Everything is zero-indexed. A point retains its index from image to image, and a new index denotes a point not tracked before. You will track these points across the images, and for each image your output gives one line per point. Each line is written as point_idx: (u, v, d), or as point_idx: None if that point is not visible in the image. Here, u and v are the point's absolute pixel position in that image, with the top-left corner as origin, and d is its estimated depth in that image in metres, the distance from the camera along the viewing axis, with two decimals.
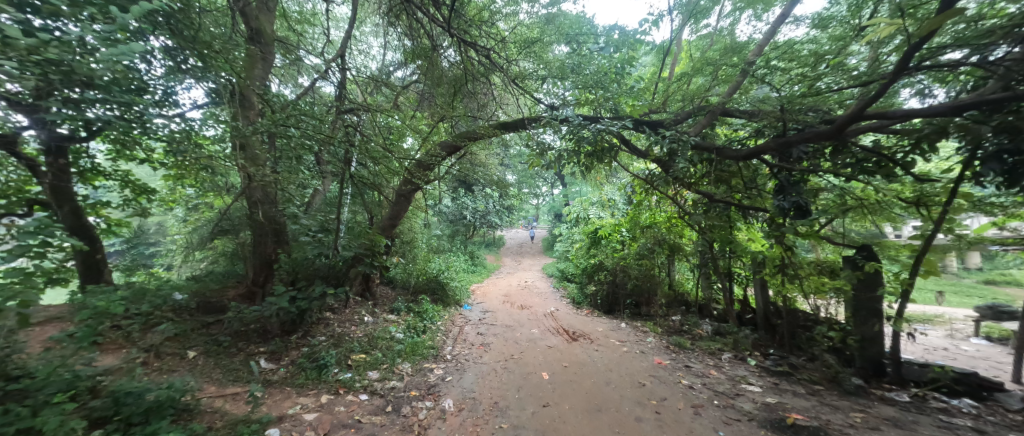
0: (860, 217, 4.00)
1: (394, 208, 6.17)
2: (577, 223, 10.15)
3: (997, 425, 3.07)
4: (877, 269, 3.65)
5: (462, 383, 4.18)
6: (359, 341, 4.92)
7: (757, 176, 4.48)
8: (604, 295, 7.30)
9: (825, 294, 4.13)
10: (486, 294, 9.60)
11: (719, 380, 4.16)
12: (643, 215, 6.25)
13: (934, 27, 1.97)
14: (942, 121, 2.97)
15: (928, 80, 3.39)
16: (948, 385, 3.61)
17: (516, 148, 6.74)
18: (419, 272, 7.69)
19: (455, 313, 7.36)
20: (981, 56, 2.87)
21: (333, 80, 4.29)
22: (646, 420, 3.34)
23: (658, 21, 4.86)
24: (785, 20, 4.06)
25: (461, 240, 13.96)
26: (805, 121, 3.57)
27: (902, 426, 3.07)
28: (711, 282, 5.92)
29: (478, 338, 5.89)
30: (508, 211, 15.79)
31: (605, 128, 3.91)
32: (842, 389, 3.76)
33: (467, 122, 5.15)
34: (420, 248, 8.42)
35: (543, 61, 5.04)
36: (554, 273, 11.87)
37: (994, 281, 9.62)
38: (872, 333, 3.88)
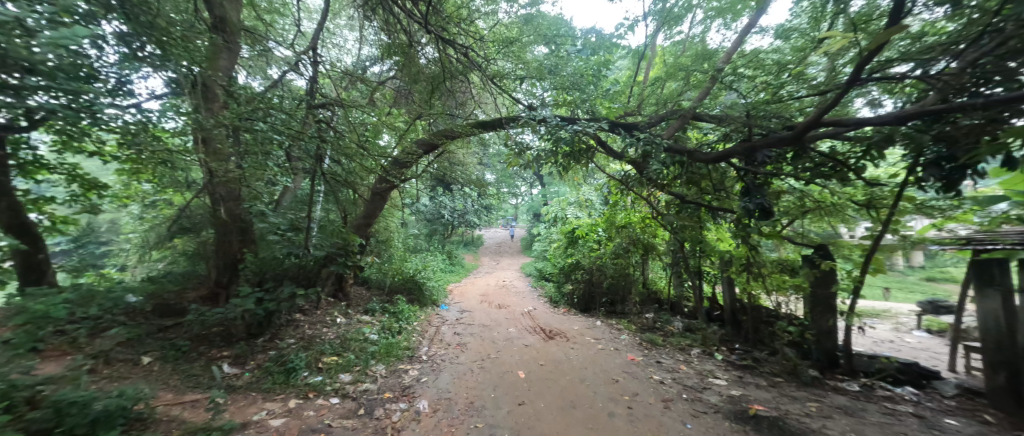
0: (818, 218, 4.26)
1: (369, 207, 6.04)
2: (555, 224, 10.26)
3: (935, 410, 3.35)
4: (832, 267, 3.90)
5: (437, 384, 4.14)
6: (331, 343, 4.79)
7: (725, 179, 4.66)
8: (581, 294, 7.45)
9: (785, 291, 4.35)
10: (464, 293, 9.57)
11: (688, 374, 4.33)
12: (618, 215, 6.42)
13: (879, 43, 2.12)
14: (889, 130, 3.21)
15: (879, 91, 3.65)
16: (892, 375, 3.91)
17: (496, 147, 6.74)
18: (394, 272, 7.55)
19: (432, 313, 7.29)
20: (923, 70, 3.13)
21: (305, 74, 4.14)
22: (618, 415, 3.43)
23: (634, 26, 4.96)
24: (751, 30, 4.26)
25: (438, 240, 13.85)
26: (768, 126, 3.76)
27: (852, 414, 3.31)
28: (683, 280, 6.12)
29: (455, 338, 5.86)
30: (487, 211, 15.76)
31: (582, 129, 3.99)
32: (800, 380, 3.99)
33: (446, 121, 5.12)
34: (397, 248, 8.28)
35: (522, 61, 4.98)
36: (532, 272, 11.97)
37: (935, 278, 10.43)
38: (827, 326, 4.14)
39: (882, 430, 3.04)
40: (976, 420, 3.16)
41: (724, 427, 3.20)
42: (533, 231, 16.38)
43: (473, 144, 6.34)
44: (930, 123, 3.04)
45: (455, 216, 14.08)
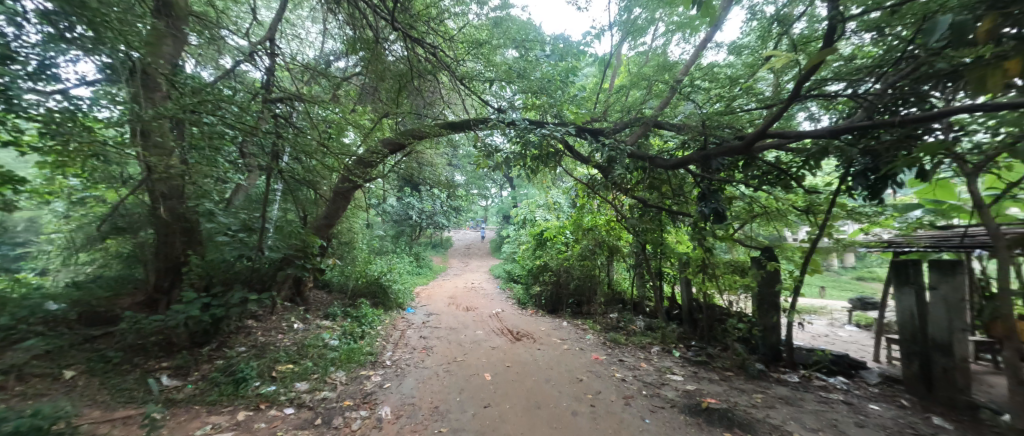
0: (765, 223, 4.59)
1: (331, 207, 5.84)
2: (524, 226, 10.36)
3: (861, 397, 3.72)
4: (777, 268, 4.25)
5: (401, 390, 4.04)
6: (286, 351, 4.55)
7: (684, 184, 4.91)
8: (549, 295, 7.57)
9: (736, 290, 4.68)
10: (431, 296, 9.41)
11: (647, 371, 4.51)
12: (585, 218, 6.63)
13: (815, 61, 2.34)
14: (825, 143, 3.53)
15: (817, 107, 4.00)
16: (826, 366, 4.29)
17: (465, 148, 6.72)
18: (358, 274, 7.30)
19: (398, 316, 7.10)
20: (854, 90, 3.46)
21: (261, 67, 3.92)
22: (581, 414, 3.50)
23: (601, 35, 5.12)
24: (707, 44, 4.53)
25: (406, 242, 13.55)
26: (721, 136, 4.01)
27: (792, 403, 3.60)
28: (645, 281, 6.35)
29: (420, 342, 5.74)
30: (456, 212, 15.60)
31: (550, 134, 4.06)
32: (748, 373, 4.28)
33: (413, 120, 5.04)
34: (361, 250, 8.00)
35: (491, 63, 4.98)
36: (501, 274, 12.00)
37: (863, 277, 11.59)
38: (772, 323, 4.47)
39: (817, 417, 3.33)
40: (894, 405, 3.56)
41: (679, 421, 3.37)
42: (502, 233, 16.42)
43: (443, 144, 6.27)
44: (859, 137, 3.36)
45: (424, 218, 13.82)
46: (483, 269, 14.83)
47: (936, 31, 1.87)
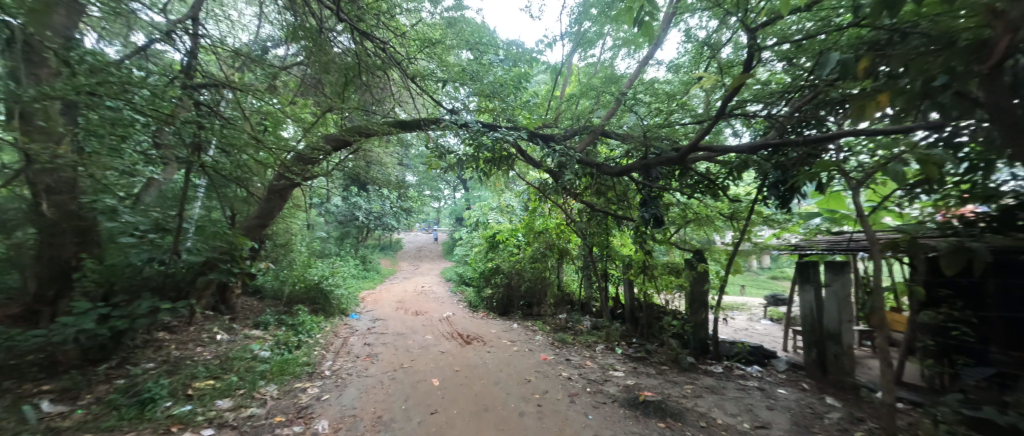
0: (697, 228, 5.04)
1: (264, 206, 5.42)
2: (477, 229, 10.32)
3: (772, 383, 4.21)
4: (706, 269, 4.67)
5: (340, 401, 3.81)
6: (206, 365, 4.08)
7: (628, 191, 5.21)
8: (499, 298, 7.61)
9: (671, 289, 5.08)
10: (378, 301, 9.01)
11: (592, 369, 4.70)
12: (536, 221, 6.81)
13: (737, 83, 2.64)
14: (746, 157, 3.96)
15: (740, 124, 4.47)
16: (745, 357, 4.79)
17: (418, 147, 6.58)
18: (295, 279, 6.78)
19: (340, 323, 6.70)
20: (769, 111, 3.92)
21: (181, 48, 3.51)
22: (528, 414, 3.55)
23: (553, 44, 5.29)
24: (649, 61, 4.89)
25: (351, 244, 12.89)
26: (661, 147, 4.32)
27: (716, 392, 3.98)
28: (592, 282, 6.60)
29: (364, 349, 5.47)
30: (406, 214, 15.14)
31: (502, 137, 4.08)
32: (680, 366, 4.63)
33: (361, 117, 4.84)
34: (300, 253, 7.44)
35: (444, 63, 4.91)
36: (453, 277, 11.84)
37: (777, 277, 13.16)
38: (701, 319, 4.89)
39: (737, 403, 3.71)
40: (797, 388, 4.07)
41: (619, 415, 3.55)
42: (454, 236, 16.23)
43: (393, 144, 6.06)
44: (773, 153, 3.80)
45: (371, 219, 13.23)
46: (434, 272, 14.51)
47: (828, 66, 2.20)
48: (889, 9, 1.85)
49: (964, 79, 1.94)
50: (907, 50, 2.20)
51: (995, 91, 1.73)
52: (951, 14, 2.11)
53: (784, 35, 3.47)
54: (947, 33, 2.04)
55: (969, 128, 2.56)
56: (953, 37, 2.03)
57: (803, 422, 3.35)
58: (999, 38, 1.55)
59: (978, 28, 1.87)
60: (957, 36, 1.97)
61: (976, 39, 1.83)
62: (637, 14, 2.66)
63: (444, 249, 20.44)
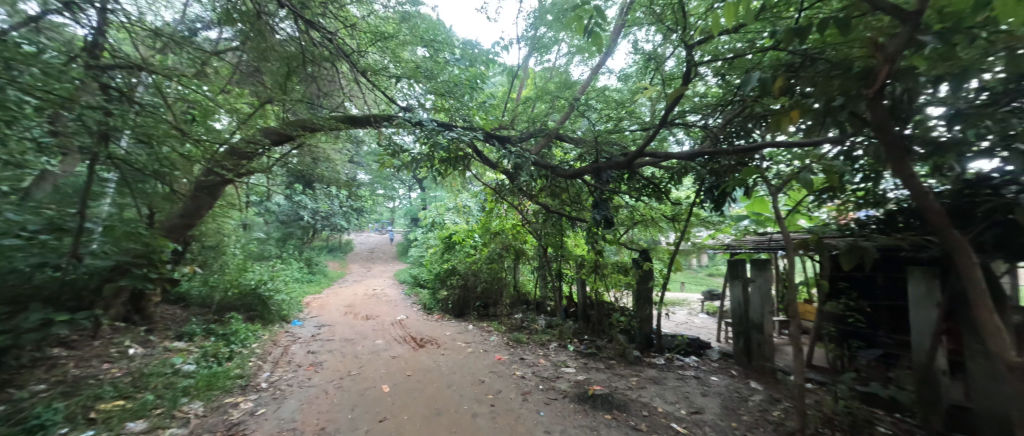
0: (644, 229, 5.35)
1: (190, 204, 4.88)
2: (433, 229, 10.13)
3: (706, 371, 4.59)
4: (651, 267, 4.98)
5: (279, 414, 3.54)
6: (114, 384, 3.59)
7: (581, 193, 5.40)
8: (455, 299, 7.52)
9: (620, 287, 5.34)
10: (325, 305, 8.51)
11: (545, 366, 4.81)
12: (493, 222, 6.81)
13: (676, 93, 2.87)
14: (686, 163, 4.28)
15: (681, 132, 4.83)
16: (684, 348, 5.16)
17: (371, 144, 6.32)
18: (228, 284, 6.20)
19: (280, 330, 6.23)
20: (706, 121, 4.28)
21: (87, 22, 3.04)
22: (481, 415, 3.55)
23: (509, 47, 5.34)
24: (601, 69, 5.09)
25: (294, 246, 12.06)
26: (610, 152, 4.56)
27: (658, 382, 4.26)
28: (547, 282, 6.74)
29: (308, 357, 5.13)
30: (357, 214, 14.48)
31: (458, 137, 4.01)
32: (627, 359, 4.89)
33: (305, 110, 4.56)
34: (235, 256, 6.80)
35: (398, 59, 4.76)
36: (406, 279, 11.49)
37: (714, 274, 14.37)
38: (646, 314, 5.21)
39: (676, 392, 4.00)
40: (727, 375, 4.48)
41: (569, 410, 3.66)
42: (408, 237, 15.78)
43: (343, 140, 5.74)
44: (709, 160, 4.15)
45: (317, 219, 12.40)
46: (386, 274, 13.96)
47: (749, 83, 2.45)
48: (799, 36, 2.10)
49: (857, 101, 2.25)
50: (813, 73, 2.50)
51: (878, 111, 1.99)
52: (848, 44, 2.43)
53: (718, 53, 3.81)
54: (844, 60, 2.35)
55: (862, 144, 2.99)
56: (849, 64, 2.35)
57: (731, 405, 3.70)
58: (879, 67, 1.83)
59: (866, 58, 2.18)
60: (852, 63, 2.28)
61: (864, 67, 2.12)
62: (587, 24, 2.77)
63: (398, 251, 19.73)
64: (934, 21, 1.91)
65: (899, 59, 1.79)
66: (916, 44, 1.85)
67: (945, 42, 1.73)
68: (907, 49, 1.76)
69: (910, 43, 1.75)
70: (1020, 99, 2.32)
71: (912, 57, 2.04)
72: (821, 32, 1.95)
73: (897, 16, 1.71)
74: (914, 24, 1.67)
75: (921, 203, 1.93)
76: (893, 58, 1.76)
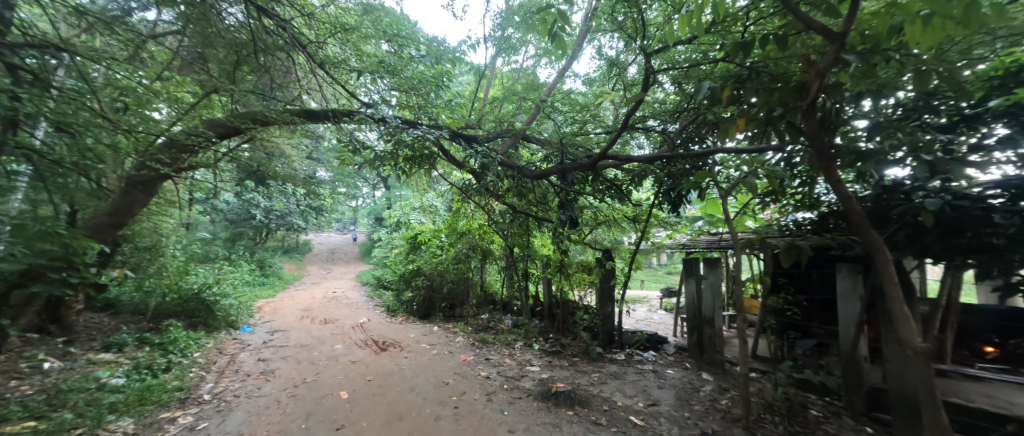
0: (608, 229, 5.52)
1: (122, 200, 4.42)
2: (398, 229, 9.88)
3: (664, 365, 4.80)
4: (613, 266, 5.15)
5: (223, 428, 3.29)
6: (23, 403, 3.16)
7: (547, 194, 5.46)
8: (420, 300, 7.38)
9: (584, 286, 5.47)
10: (279, 310, 8.04)
11: (510, 366, 4.82)
12: (460, 222, 6.68)
13: (637, 98, 2.98)
14: (646, 166, 4.46)
15: (643, 136, 5.02)
16: (643, 344, 5.38)
17: (332, 139, 6.05)
18: (166, 289, 5.69)
19: (227, 338, 5.81)
20: (665, 126, 4.48)
21: None
22: (444, 417, 3.49)
23: (476, 47, 5.34)
24: (567, 73, 5.21)
25: (245, 246, 11.32)
26: (575, 154, 4.67)
27: (618, 377, 4.41)
28: (513, 281, 6.77)
29: (258, 365, 4.82)
30: (316, 213, 13.81)
31: (424, 135, 3.92)
32: (590, 356, 5.01)
33: (257, 102, 4.28)
34: (175, 258, 6.25)
35: (362, 53, 4.60)
36: (369, 280, 11.10)
37: (672, 272, 15.13)
38: (609, 312, 5.38)
39: (635, 386, 4.17)
40: (682, 368, 4.72)
41: (533, 408, 3.69)
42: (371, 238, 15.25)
43: (300, 135, 5.45)
44: (668, 164, 4.35)
45: (271, 219, 11.65)
46: (347, 276, 13.42)
47: (700, 92, 2.57)
48: (743, 49, 2.24)
49: (794, 111, 2.42)
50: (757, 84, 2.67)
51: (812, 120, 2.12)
52: (787, 59, 2.62)
53: (675, 62, 4.03)
54: (784, 74, 2.52)
55: (799, 152, 3.26)
56: (788, 78, 2.53)
57: (684, 396, 3.91)
58: (811, 81, 1.97)
59: (802, 73, 2.37)
60: (790, 77, 2.46)
61: (800, 81, 2.29)
62: (551, 26, 2.77)
63: (359, 251, 19.01)
64: (857, 42, 2.11)
65: (828, 74, 1.94)
66: (844, 62, 2.03)
67: (867, 62, 1.91)
68: (834, 66, 1.91)
69: (836, 61, 1.90)
70: (924, 116, 2.77)
71: (840, 73, 2.23)
72: (762, 47, 2.09)
73: (826, 36, 1.86)
74: (840, 43, 1.81)
75: (846, 205, 2.09)
76: (822, 74, 1.89)
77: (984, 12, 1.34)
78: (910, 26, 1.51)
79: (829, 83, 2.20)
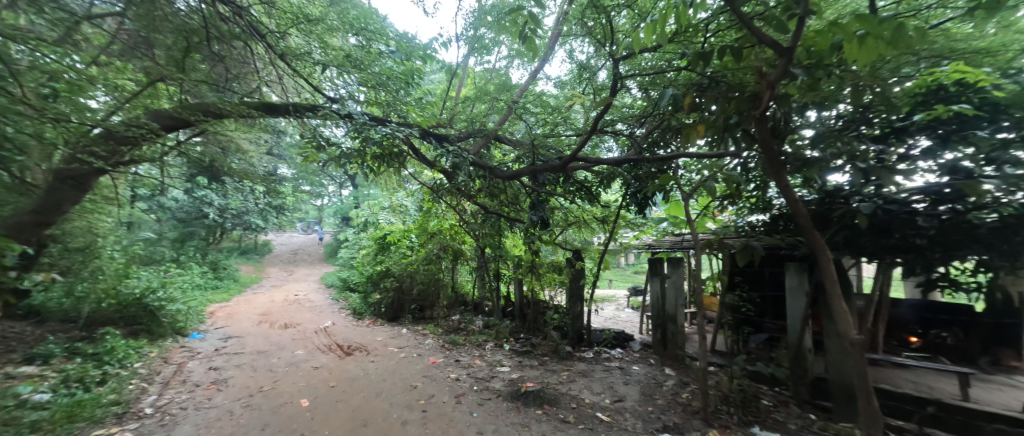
0: (579, 230, 5.61)
1: (50, 196, 3.99)
2: (365, 229, 9.59)
3: (630, 362, 4.95)
4: (582, 266, 5.24)
5: None
6: None
7: (518, 195, 5.47)
8: (388, 303, 7.18)
9: (554, 286, 5.53)
10: (234, 314, 7.57)
11: (480, 367, 4.78)
12: (431, 222, 6.55)
13: (605, 103, 3.06)
14: (615, 168, 4.58)
15: (611, 139, 5.15)
16: (610, 341, 5.51)
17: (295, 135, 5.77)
18: (102, 294, 5.19)
19: (174, 346, 5.39)
20: (632, 130, 4.62)
21: None
22: (411, 422, 3.41)
23: (448, 45, 5.24)
24: (539, 75, 5.21)
25: (197, 247, 10.57)
26: (548, 155, 4.81)
27: (586, 375, 4.50)
28: (485, 282, 6.72)
29: (209, 375, 4.50)
30: (277, 212, 13.13)
31: (392, 133, 3.82)
32: (559, 355, 5.07)
33: (211, 93, 4.00)
34: (113, 260, 5.71)
35: (327, 46, 4.38)
36: (334, 282, 10.68)
37: (640, 272, 15.61)
38: (578, 311, 5.47)
39: (602, 383, 4.26)
40: (646, 364, 4.89)
41: (502, 409, 3.68)
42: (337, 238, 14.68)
43: (258, 129, 5.14)
44: (634, 167, 4.49)
45: (226, 218, 10.91)
46: (311, 278, 12.85)
47: (663, 98, 2.66)
48: (703, 59, 2.33)
49: (748, 120, 2.55)
50: (716, 93, 2.79)
51: (762, 128, 2.25)
52: (742, 70, 2.76)
53: (641, 69, 4.18)
54: (740, 84, 2.66)
55: (753, 158, 3.45)
56: (743, 88, 2.67)
57: (648, 391, 4.04)
58: (763, 91, 2.08)
59: (756, 84, 2.50)
60: (745, 87, 2.59)
61: (754, 91, 2.42)
62: (522, 27, 2.75)
63: (324, 252, 18.25)
64: (804, 56, 2.25)
65: (778, 86, 2.05)
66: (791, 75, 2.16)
67: (812, 76, 2.05)
68: (783, 78, 2.02)
69: (785, 74, 2.02)
70: (861, 128, 2.98)
71: (789, 85, 2.38)
72: (719, 58, 2.18)
73: (776, 50, 1.98)
74: (788, 57, 1.92)
75: (793, 208, 2.24)
76: (773, 85, 2.00)
77: (910, 34, 1.48)
78: (849, 44, 1.62)
79: (779, 94, 2.34)
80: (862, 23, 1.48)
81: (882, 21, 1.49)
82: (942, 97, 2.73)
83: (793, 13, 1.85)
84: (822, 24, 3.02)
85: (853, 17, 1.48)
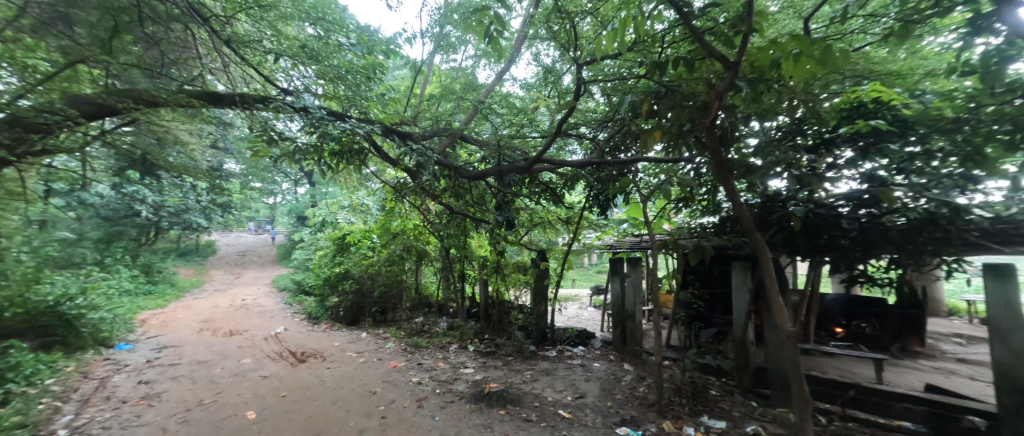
0: (544, 231, 5.66)
1: None
2: (322, 229, 9.13)
3: (591, 359, 5.07)
4: (547, 266, 5.30)
5: None
6: None
7: (484, 195, 5.43)
8: (347, 306, 6.89)
9: (519, 286, 5.55)
10: (171, 321, 6.93)
11: (443, 369, 4.70)
12: (393, 222, 6.32)
13: (570, 106, 3.13)
14: (578, 170, 4.69)
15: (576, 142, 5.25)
16: (573, 339, 5.62)
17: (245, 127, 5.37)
18: (7, 302, 4.55)
19: (96, 359, 4.84)
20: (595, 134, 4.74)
21: None
22: (369, 429, 3.28)
23: (412, 40, 5.10)
24: (505, 76, 5.22)
25: (127, 249, 9.57)
26: (513, 156, 4.84)
27: (549, 373, 4.56)
28: (449, 283, 6.62)
29: (138, 389, 4.07)
30: (222, 210, 12.17)
31: (351, 129, 3.67)
32: (523, 355, 5.10)
33: (147, 78, 3.64)
34: (21, 263, 5.02)
35: (281, 35, 4.11)
36: (288, 285, 10.07)
37: (602, 272, 16.06)
38: (542, 310, 5.53)
39: (564, 381, 4.33)
40: (607, 360, 5.05)
41: (465, 411, 3.64)
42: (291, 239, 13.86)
43: (201, 121, 4.73)
44: (596, 169, 4.61)
45: (161, 216, 9.95)
46: (261, 281, 12.03)
47: (623, 104, 2.75)
48: (660, 68, 2.41)
49: (700, 127, 2.67)
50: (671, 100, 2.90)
51: (710, 137, 2.29)
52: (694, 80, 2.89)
53: (603, 75, 4.31)
54: (692, 94, 2.79)
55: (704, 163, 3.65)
56: (696, 97, 2.80)
57: (608, 387, 4.16)
58: (712, 102, 2.14)
59: (706, 94, 2.63)
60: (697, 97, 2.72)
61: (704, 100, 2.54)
62: (487, 27, 2.66)
63: (277, 254, 17.13)
64: (748, 71, 2.39)
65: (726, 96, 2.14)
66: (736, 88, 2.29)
67: (755, 89, 2.19)
68: (730, 90, 2.12)
69: (732, 85, 2.11)
70: (796, 138, 3.24)
71: (735, 96, 2.52)
72: (674, 68, 2.26)
73: (724, 63, 2.08)
74: (734, 71, 2.03)
75: (738, 209, 2.38)
76: (721, 96, 2.07)
77: (839, 54, 1.63)
78: (787, 61, 1.75)
79: (727, 104, 2.49)
80: (798, 43, 1.61)
81: (815, 42, 1.63)
82: (863, 112, 3.04)
83: (739, 29, 1.97)
84: (765, 42, 3.26)
85: (790, 37, 1.61)
